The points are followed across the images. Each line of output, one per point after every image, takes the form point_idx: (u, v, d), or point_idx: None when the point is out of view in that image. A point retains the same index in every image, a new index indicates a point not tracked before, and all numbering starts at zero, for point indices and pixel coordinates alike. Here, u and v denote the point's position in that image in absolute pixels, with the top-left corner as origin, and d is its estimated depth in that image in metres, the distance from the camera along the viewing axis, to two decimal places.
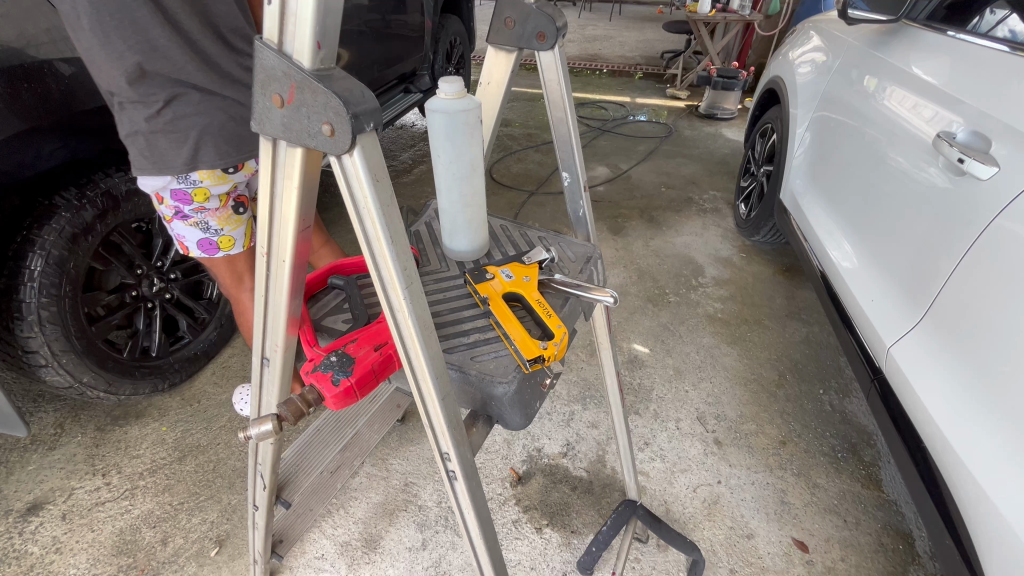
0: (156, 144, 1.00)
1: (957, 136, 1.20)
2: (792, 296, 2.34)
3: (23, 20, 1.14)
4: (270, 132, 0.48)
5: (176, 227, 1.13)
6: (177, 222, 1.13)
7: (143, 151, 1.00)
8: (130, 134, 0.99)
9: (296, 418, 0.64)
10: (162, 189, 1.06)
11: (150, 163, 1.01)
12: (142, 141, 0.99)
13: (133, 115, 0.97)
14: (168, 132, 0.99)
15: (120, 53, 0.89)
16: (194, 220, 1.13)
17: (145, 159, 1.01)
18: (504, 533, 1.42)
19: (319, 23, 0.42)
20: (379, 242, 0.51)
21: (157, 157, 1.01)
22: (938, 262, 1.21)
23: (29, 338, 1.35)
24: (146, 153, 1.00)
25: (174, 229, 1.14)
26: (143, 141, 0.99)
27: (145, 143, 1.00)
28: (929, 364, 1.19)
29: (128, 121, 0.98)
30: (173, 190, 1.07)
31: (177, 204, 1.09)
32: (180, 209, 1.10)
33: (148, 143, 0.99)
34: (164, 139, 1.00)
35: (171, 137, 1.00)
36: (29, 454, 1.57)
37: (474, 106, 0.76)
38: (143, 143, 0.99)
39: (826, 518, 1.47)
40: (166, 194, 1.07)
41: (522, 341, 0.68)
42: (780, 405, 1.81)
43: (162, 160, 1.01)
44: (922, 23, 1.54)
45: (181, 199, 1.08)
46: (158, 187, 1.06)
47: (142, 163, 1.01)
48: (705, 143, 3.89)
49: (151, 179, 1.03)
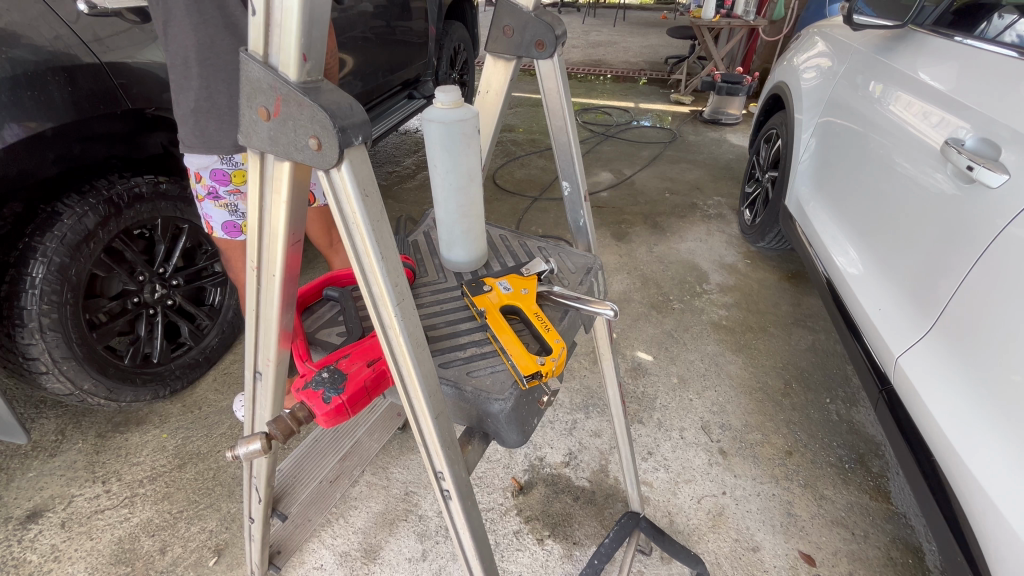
0: (207, 127, 1.06)
1: (967, 143, 1.18)
2: (798, 303, 2.31)
3: (27, 29, 1.17)
4: (257, 144, 0.47)
5: (205, 206, 1.22)
6: (208, 201, 1.22)
7: (194, 131, 1.06)
8: (183, 113, 1.05)
9: (285, 437, 0.63)
10: (205, 168, 1.15)
11: (201, 143, 1.08)
12: (194, 121, 1.05)
13: (190, 95, 1.03)
14: (218, 115, 1.05)
15: (197, 26, 0.97)
16: (225, 202, 1.22)
17: (196, 139, 1.08)
18: (504, 544, 1.40)
19: (305, 34, 0.41)
20: (369, 257, 0.49)
21: (208, 138, 1.08)
22: (947, 272, 1.18)
23: (30, 346, 1.35)
24: (198, 133, 1.06)
25: (204, 208, 1.23)
26: (195, 121, 1.05)
27: (197, 124, 1.06)
28: (938, 374, 1.16)
29: (185, 100, 1.04)
30: (214, 170, 1.15)
31: (213, 184, 1.18)
32: (214, 189, 1.19)
33: (199, 125, 1.06)
34: (214, 121, 1.06)
35: (221, 121, 1.06)
36: (30, 461, 1.57)
37: (471, 116, 0.75)
38: (196, 123, 1.05)
39: (833, 531, 1.44)
40: (206, 173, 1.16)
41: (519, 355, 0.67)
42: (786, 414, 1.78)
43: (212, 141, 1.08)
44: (929, 28, 1.53)
45: (219, 180, 1.17)
46: (201, 166, 1.14)
47: (192, 142, 1.08)
48: (709, 148, 3.87)
49: (198, 156, 1.12)
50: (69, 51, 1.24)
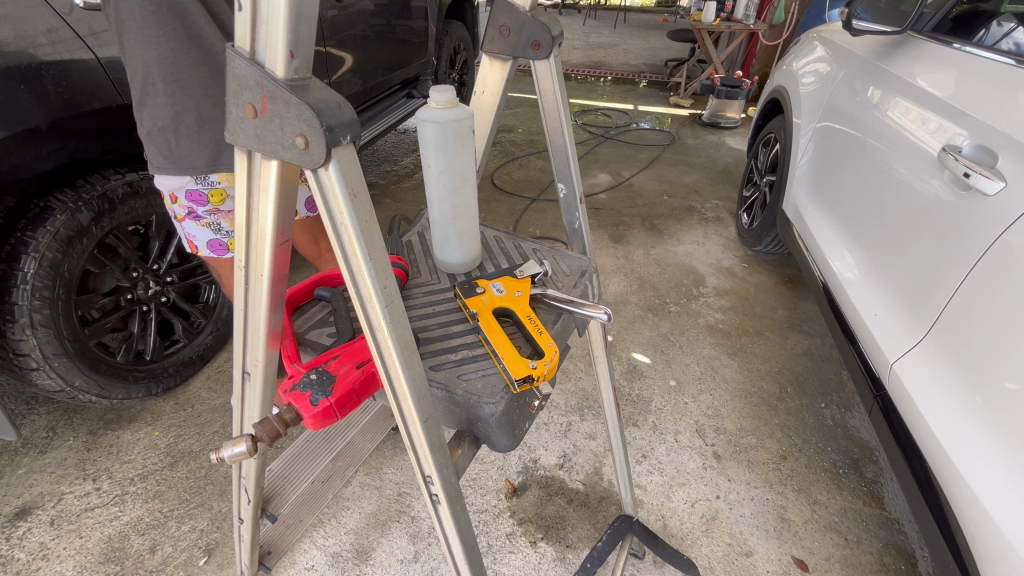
0: (177, 147, 1.03)
1: (963, 149, 1.18)
2: (794, 307, 2.31)
3: (21, 21, 1.14)
4: (244, 142, 0.47)
5: (187, 226, 1.18)
6: (189, 221, 1.18)
7: (162, 150, 1.04)
8: (149, 132, 1.02)
9: (271, 439, 0.61)
10: (179, 189, 1.11)
11: (170, 163, 1.05)
12: (162, 141, 1.03)
13: (157, 113, 0.99)
14: (189, 134, 1.02)
15: (158, 40, 0.92)
16: (207, 221, 1.18)
17: (165, 159, 1.05)
18: (497, 546, 1.39)
19: (292, 30, 0.40)
20: (357, 259, 0.48)
21: (178, 158, 1.05)
22: (941, 278, 1.18)
23: (21, 341, 1.33)
24: (166, 153, 1.04)
25: (185, 227, 1.19)
26: (162, 139, 1.02)
27: (165, 144, 1.03)
28: (932, 381, 1.16)
29: (150, 118, 1.00)
30: (189, 191, 1.11)
31: (191, 205, 1.14)
32: (192, 210, 1.15)
33: (167, 144, 1.03)
34: (184, 140, 1.03)
35: (191, 138, 1.03)
36: (20, 458, 1.55)
37: (466, 116, 0.74)
38: (164, 143, 1.03)
39: (826, 536, 1.44)
40: (181, 194, 1.12)
41: (511, 359, 0.66)
42: (781, 419, 1.78)
43: (182, 161, 1.05)
44: (928, 34, 1.53)
45: (196, 200, 1.13)
46: (175, 187, 1.10)
47: (160, 163, 1.05)
48: (708, 151, 3.88)
49: (169, 178, 1.08)
50: (63, 47, 1.22)
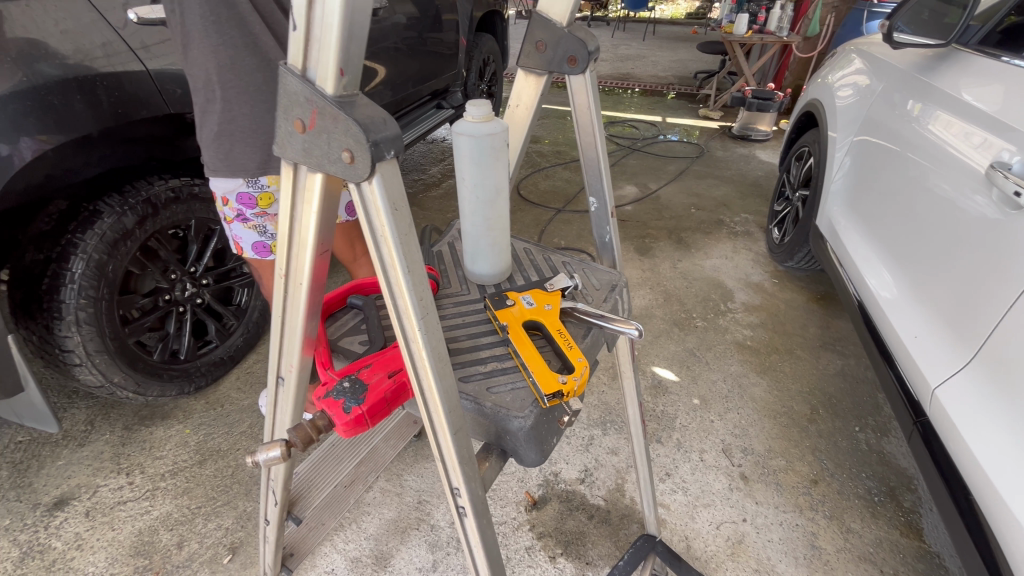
0: (232, 151, 1.07)
1: (1013, 167, 1.13)
2: (827, 325, 2.24)
3: (80, 36, 1.22)
4: (291, 156, 0.48)
5: (234, 228, 1.22)
6: (237, 223, 1.21)
7: (218, 155, 1.07)
8: (207, 137, 1.07)
9: (304, 445, 0.63)
10: (231, 192, 1.15)
11: (225, 166, 1.08)
12: (219, 145, 1.06)
13: (214, 118, 1.04)
14: (243, 137, 1.05)
15: (217, 47, 0.97)
16: (254, 224, 1.21)
17: (220, 162, 1.08)
18: (516, 560, 1.38)
19: (343, 48, 0.41)
20: (395, 271, 0.49)
21: (231, 161, 1.08)
22: (987, 301, 1.13)
23: (67, 338, 1.40)
24: (223, 157, 1.07)
25: (233, 229, 1.23)
26: (218, 144, 1.06)
27: (222, 148, 1.06)
28: (978, 408, 1.10)
29: (210, 124, 1.05)
30: (240, 194, 1.15)
31: (240, 207, 1.18)
32: (241, 212, 1.19)
33: (224, 149, 1.06)
34: (239, 144, 1.06)
35: (246, 143, 1.07)
36: (60, 450, 1.62)
37: (501, 130, 0.75)
38: (221, 148, 1.06)
39: (860, 567, 1.38)
40: (232, 197, 1.16)
41: (541, 374, 0.66)
42: (812, 441, 1.72)
43: (237, 163, 1.08)
44: (974, 47, 1.48)
45: (246, 203, 1.17)
46: (227, 190, 1.14)
47: (216, 166, 1.09)
48: (738, 164, 3.81)
49: (223, 180, 1.12)
50: (117, 59, 1.29)
